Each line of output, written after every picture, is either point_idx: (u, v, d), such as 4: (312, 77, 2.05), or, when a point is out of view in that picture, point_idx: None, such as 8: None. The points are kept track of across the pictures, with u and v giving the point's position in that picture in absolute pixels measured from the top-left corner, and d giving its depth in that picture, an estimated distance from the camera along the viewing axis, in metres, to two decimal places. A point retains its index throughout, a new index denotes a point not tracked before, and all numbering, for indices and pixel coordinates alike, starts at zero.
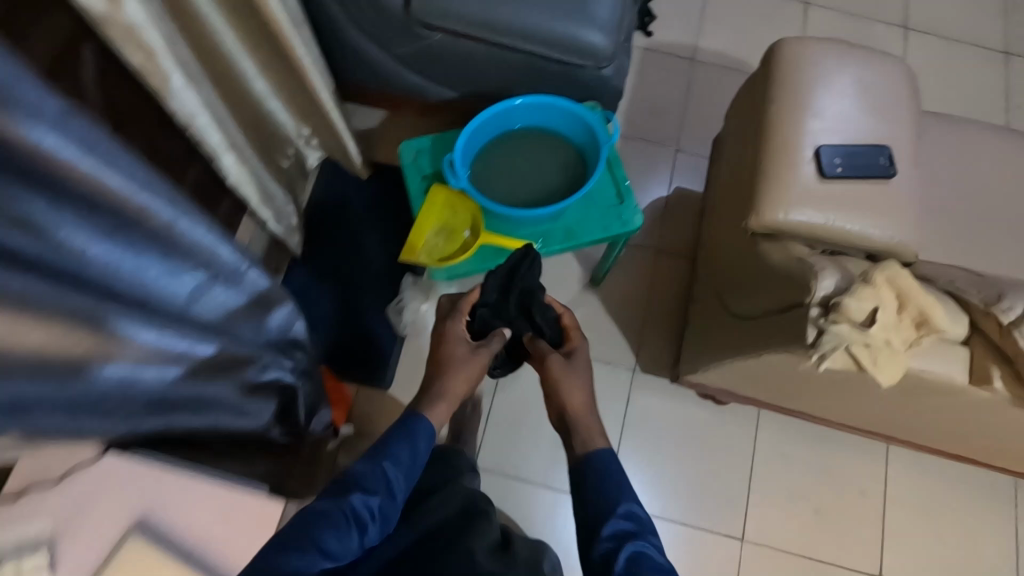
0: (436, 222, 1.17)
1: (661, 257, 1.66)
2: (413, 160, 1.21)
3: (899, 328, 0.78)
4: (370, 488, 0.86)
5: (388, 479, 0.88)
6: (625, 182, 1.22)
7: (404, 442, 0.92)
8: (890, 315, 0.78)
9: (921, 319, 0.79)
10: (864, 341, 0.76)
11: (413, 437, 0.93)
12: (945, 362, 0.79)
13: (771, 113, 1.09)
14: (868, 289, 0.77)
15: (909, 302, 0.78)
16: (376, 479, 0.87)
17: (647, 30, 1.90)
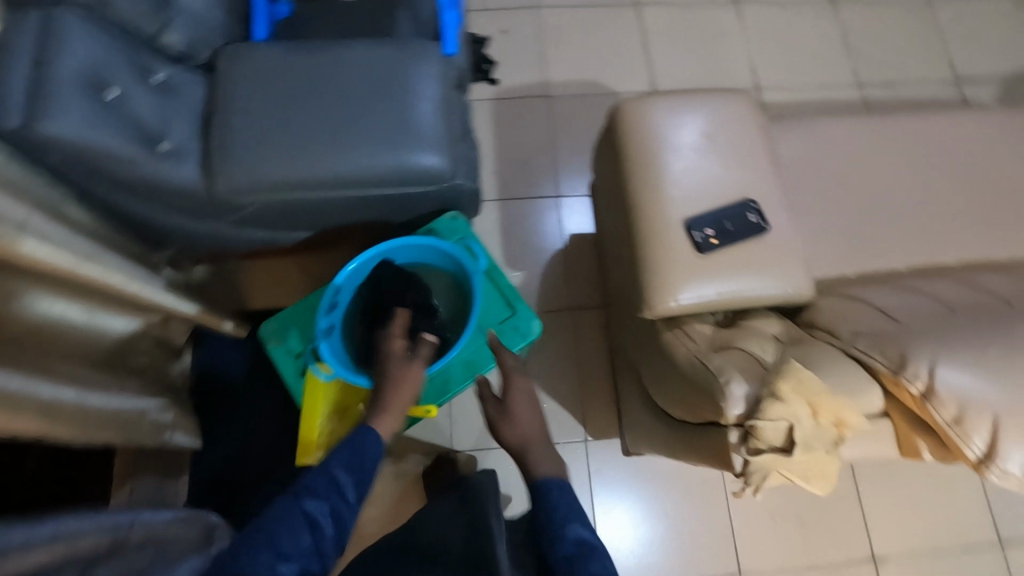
0: (324, 406, 1.05)
1: (575, 314, 1.61)
2: (278, 343, 1.08)
3: (821, 434, 0.75)
4: (320, 496, 0.78)
5: (343, 489, 0.80)
6: (511, 288, 1.13)
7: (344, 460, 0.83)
8: (809, 427, 0.74)
9: (840, 419, 0.76)
10: (787, 466, 0.74)
11: (359, 453, 0.85)
12: (874, 442, 0.84)
13: (632, 189, 1.03)
14: (778, 407, 0.73)
15: (822, 407, 0.74)
16: (327, 491, 0.78)
17: (489, 79, 1.81)
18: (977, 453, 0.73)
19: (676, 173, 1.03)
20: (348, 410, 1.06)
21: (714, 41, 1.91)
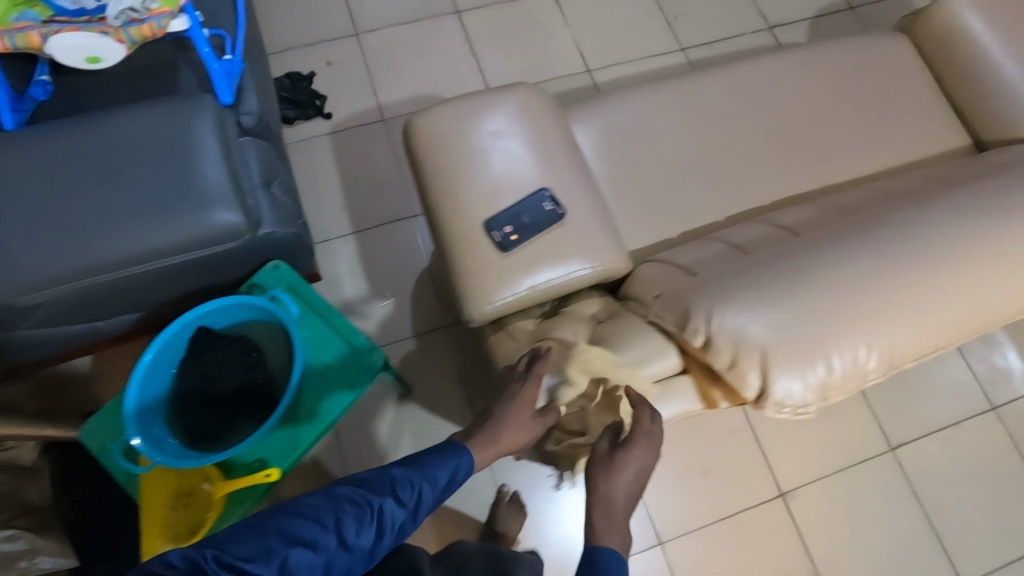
0: (168, 495, 1.00)
1: (452, 328, 1.59)
2: (104, 442, 1.01)
3: (615, 399, 0.86)
4: (403, 500, 0.74)
5: (422, 501, 0.76)
6: (345, 324, 1.10)
7: (447, 467, 0.80)
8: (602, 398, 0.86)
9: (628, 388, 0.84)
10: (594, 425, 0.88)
11: (448, 464, 0.81)
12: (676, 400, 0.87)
13: (434, 200, 1.02)
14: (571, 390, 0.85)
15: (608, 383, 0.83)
16: (410, 486, 0.75)
17: (323, 113, 1.78)
18: (752, 390, 0.75)
19: (478, 173, 1.02)
20: (194, 493, 1.00)
21: (538, 34, 1.95)
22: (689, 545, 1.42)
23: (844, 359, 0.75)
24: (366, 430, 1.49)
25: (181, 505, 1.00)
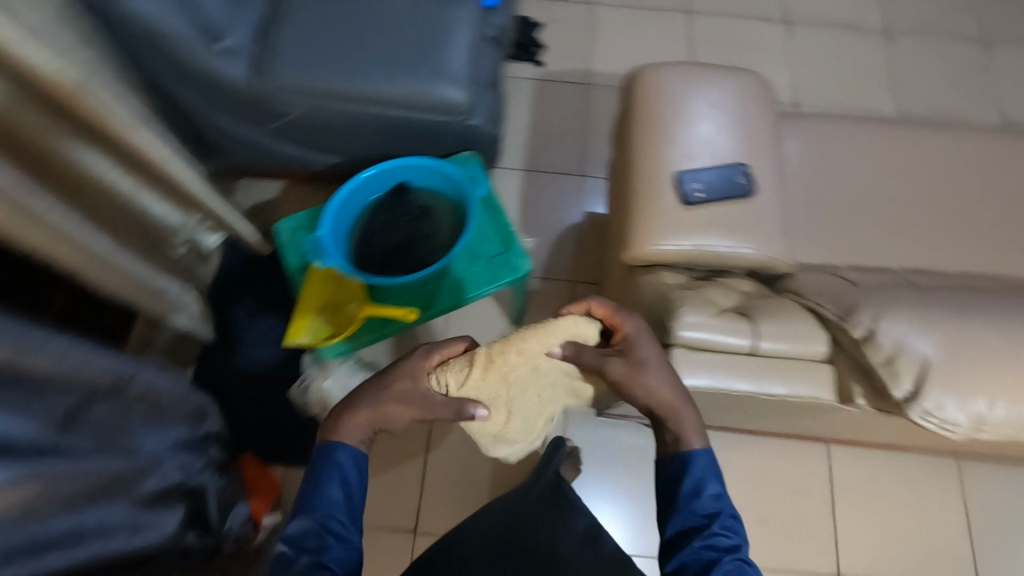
0: (320, 300, 1.13)
1: (576, 287, 1.65)
2: (290, 240, 1.18)
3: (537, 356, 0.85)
4: (333, 533, 0.79)
5: (334, 522, 0.80)
6: (509, 227, 1.21)
7: (333, 475, 0.83)
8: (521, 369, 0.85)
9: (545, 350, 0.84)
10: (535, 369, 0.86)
11: (330, 473, 0.83)
12: (812, 385, 0.79)
13: (634, 143, 1.08)
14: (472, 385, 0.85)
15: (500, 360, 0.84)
16: (321, 528, 0.79)
17: (536, 61, 1.91)
18: (904, 392, 0.72)
19: (680, 133, 1.07)
20: (338, 308, 1.13)
21: (758, 56, 1.96)
22: None
23: (1011, 402, 0.71)
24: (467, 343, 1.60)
25: (325, 313, 1.12)
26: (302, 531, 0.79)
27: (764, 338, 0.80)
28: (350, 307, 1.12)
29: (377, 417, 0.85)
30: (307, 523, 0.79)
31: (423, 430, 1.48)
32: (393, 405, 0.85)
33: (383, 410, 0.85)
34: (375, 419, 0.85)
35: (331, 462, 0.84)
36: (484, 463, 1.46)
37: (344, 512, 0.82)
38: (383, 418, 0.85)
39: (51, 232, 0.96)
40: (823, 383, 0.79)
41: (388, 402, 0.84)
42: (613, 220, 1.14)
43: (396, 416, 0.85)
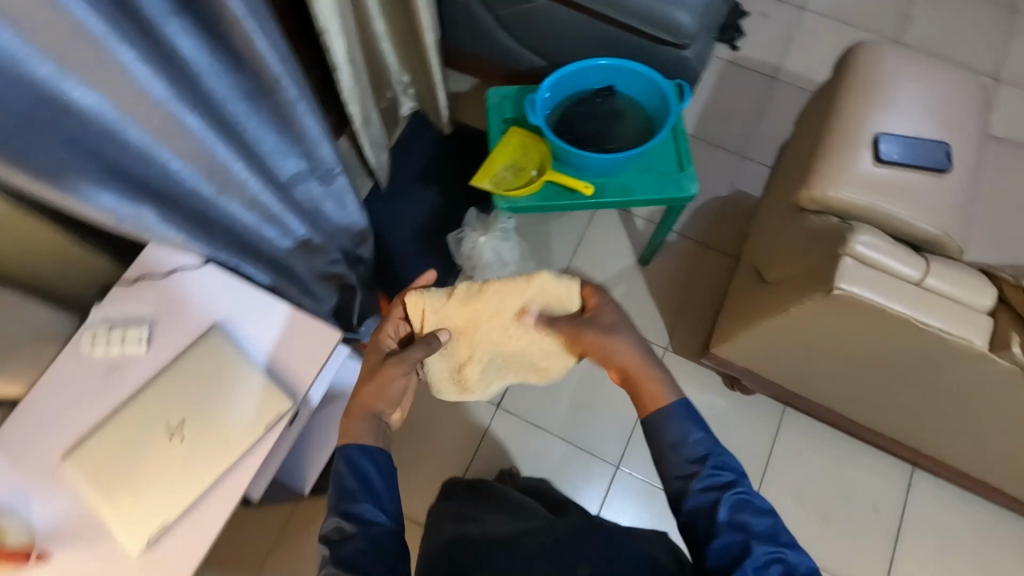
0: (507, 159, 1.29)
1: (706, 254, 1.70)
2: (497, 104, 1.34)
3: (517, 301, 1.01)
4: (372, 521, 0.78)
5: (371, 509, 0.79)
6: (687, 153, 1.29)
7: (352, 475, 0.81)
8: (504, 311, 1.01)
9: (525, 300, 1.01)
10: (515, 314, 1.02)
11: (349, 472, 0.81)
12: (967, 328, 0.84)
13: (839, 102, 1.15)
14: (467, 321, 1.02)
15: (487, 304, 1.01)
16: (359, 519, 0.78)
17: (733, 44, 1.99)
18: None
19: (888, 105, 1.13)
20: (522, 170, 1.28)
21: None
22: None
23: None
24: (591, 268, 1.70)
25: (510, 171, 1.28)
26: (338, 527, 0.78)
27: (932, 274, 0.86)
28: (530, 173, 1.28)
29: (371, 395, 0.88)
30: (339, 521, 0.78)
31: None
32: (386, 381, 0.88)
33: (379, 387, 0.88)
34: (372, 398, 0.87)
35: (347, 457, 0.83)
36: None
37: (364, 489, 0.80)
38: (382, 398, 0.88)
39: (332, 25, 1.16)
40: (978, 329, 0.84)
41: (386, 381, 0.88)
42: (790, 171, 1.21)
43: (401, 385, 0.90)
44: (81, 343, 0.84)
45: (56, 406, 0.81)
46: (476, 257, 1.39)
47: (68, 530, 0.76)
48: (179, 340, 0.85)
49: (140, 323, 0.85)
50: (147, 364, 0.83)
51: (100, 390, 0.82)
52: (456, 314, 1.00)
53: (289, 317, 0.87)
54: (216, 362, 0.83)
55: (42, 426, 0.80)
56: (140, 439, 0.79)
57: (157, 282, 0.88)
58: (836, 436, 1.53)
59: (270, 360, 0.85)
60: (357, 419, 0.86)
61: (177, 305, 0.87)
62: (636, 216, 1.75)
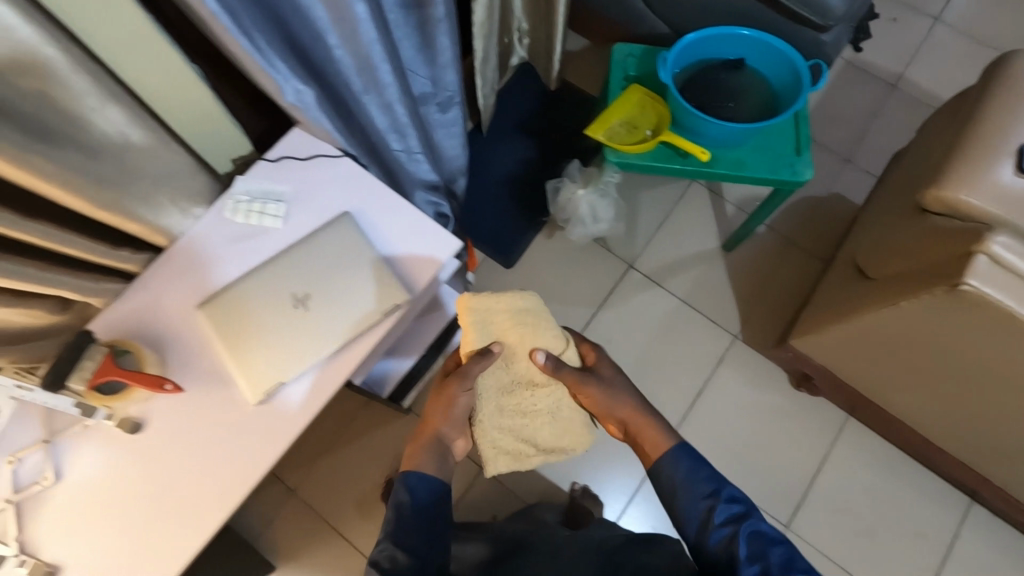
0: (623, 115, 1.29)
1: (792, 250, 1.63)
2: (621, 61, 1.34)
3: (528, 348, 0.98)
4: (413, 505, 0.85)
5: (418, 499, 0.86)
6: (807, 138, 1.27)
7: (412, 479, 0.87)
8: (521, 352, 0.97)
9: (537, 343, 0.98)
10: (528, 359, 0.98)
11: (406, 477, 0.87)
12: None
13: (987, 106, 1.10)
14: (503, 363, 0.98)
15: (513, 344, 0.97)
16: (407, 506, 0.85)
17: (857, 45, 1.91)
18: None
19: None
20: (636, 128, 1.28)
21: None
22: (803, 555, 1.42)
23: None
24: (672, 245, 1.68)
25: (624, 126, 1.28)
26: (391, 556, 0.81)
27: None
28: (645, 132, 1.27)
29: (427, 427, 0.93)
30: (391, 548, 0.82)
31: (606, 288, 1.63)
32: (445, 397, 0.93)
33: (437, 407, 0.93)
34: (429, 421, 0.93)
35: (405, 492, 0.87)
36: (640, 341, 1.59)
37: (411, 530, 0.84)
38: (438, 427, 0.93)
39: None
40: None
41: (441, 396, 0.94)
42: (919, 171, 1.18)
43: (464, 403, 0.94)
44: (223, 209, 0.90)
45: (197, 260, 0.87)
46: (573, 207, 1.41)
47: (198, 370, 0.82)
48: (312, 221, 0.89)
49: (277, 199, 0.90)
50: (281, 237, 0.89)
51: (238, 253, 0.88)
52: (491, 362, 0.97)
53: (416, 218, 0.91)
54: (341, 246, 0.87)
55: (184, 276, 0.86)
56: (270, 302, 0.84)
57: (295, 165, 0.92)
58: (896, 455, 1.48)
59: (393, 254, 0.89)
60: (417, 446, 0.91)
61: (311, 188, 0.91)
62: (727, 202, 1.72)
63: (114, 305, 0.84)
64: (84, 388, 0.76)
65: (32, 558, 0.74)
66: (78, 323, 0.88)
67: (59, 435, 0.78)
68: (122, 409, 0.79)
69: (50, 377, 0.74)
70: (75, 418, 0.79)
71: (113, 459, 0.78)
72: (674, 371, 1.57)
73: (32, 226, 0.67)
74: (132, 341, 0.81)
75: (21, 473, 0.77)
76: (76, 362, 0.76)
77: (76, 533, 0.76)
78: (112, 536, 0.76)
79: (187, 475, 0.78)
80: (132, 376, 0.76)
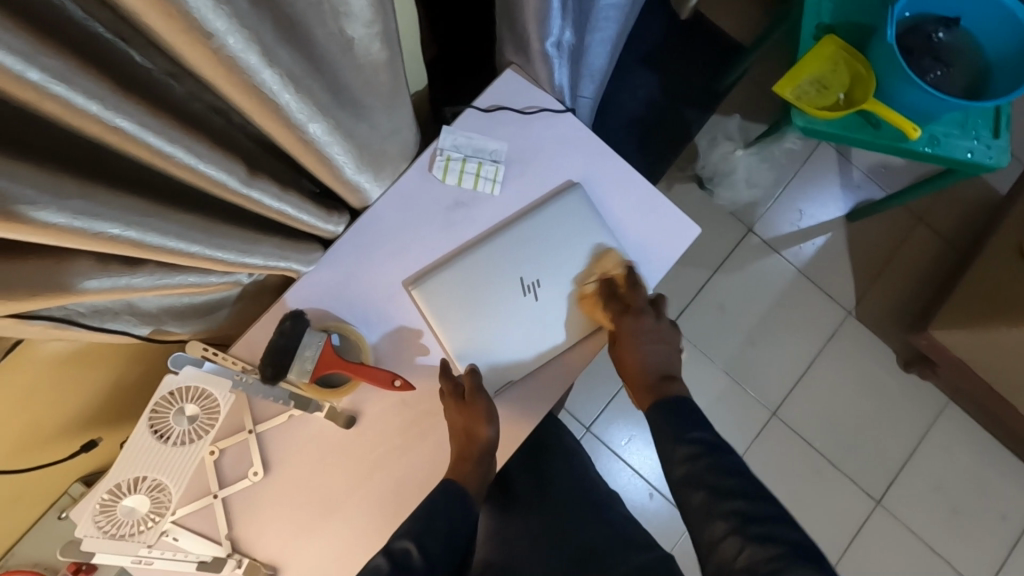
0: (815, 71, 1.13)
1: (919, 227, 1.55)
2: (815, 3, 1.16)
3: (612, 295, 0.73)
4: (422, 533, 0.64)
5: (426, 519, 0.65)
6: (1008, 119, 1.12)
7: (430, 504, 0.65)
8: (609, 295, 0.73)
9: (610, 282, 0.74)
10: (623, 303, 0.72)
11: (429, 511, 0.65)
12: None
13: None
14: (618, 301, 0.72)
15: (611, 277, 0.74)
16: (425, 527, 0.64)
17: None
18: None
19: None
20: (828, 88, 1.12)
21: None
22: (893, 530, 1.46)
23: None
24: (794, 209, 1.56)
25: (815, 86, 1.13)
26: (406, 551, 0.62)
27: None
28: (837, 95, 1.12)
29: (477, 441, 0.68)
30: (410, 542, 0.63)
31: (722, 251, 1.54)
32: (485, 416, 0.68)
33: (475, 430, 0.67)
34: (477, 437, 0.68)
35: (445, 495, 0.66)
36: (751, 311, 1.52)
37: (446, 532, 0.65)
38: (480, 453, 0.68)
39: None
40: None
41: (476, 416, 0.67)
42: None
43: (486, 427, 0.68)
44: (429, 165, 0.76)
45: (397, 227, 0.74)
46: (729, 166, 1.48)
47: (413, 356, 0.73)
48: (534, 188, 0.76)
49: (493, 158, 0.76)
50: (499, 207, 0.76)
51: (452, 224, 0.75)
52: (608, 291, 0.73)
53: (647, 193, 0.78)
54: (572, 225, 0.75)
55: (387, 246, 0.74)
56: (496, 290, 0.73)
57: (512, 122, 0.77)
58: (987, 439, 1.50)
59: (622, 234, 0.77)
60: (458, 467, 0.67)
61: (533, 150, 0.77)
62: (857, 166, 1.57)
63: (314, 275, 0.72)
64: (306, 380, 0.66)
65: (249, 560, 0.66)
66: (262, 290, 0.76)
67: (264, 426, 0.68)
68: (336, 400, 0.70)
69: (270, 369, 0.64)
70: (281, 407, 0.69)
71: (316, 447, 0.69)
72: (786, 344, 1.52)
73: (288, 200, 0.54)
74: (347, 324, 0.71)
75: (224, 466, 0.68)
76: (296, 350, 0.66)
77: (290, 534, 0.68)
78: (330, 540, 0.68)
79: (408, 475, 0.70)
80: (361, 371, 0.67)
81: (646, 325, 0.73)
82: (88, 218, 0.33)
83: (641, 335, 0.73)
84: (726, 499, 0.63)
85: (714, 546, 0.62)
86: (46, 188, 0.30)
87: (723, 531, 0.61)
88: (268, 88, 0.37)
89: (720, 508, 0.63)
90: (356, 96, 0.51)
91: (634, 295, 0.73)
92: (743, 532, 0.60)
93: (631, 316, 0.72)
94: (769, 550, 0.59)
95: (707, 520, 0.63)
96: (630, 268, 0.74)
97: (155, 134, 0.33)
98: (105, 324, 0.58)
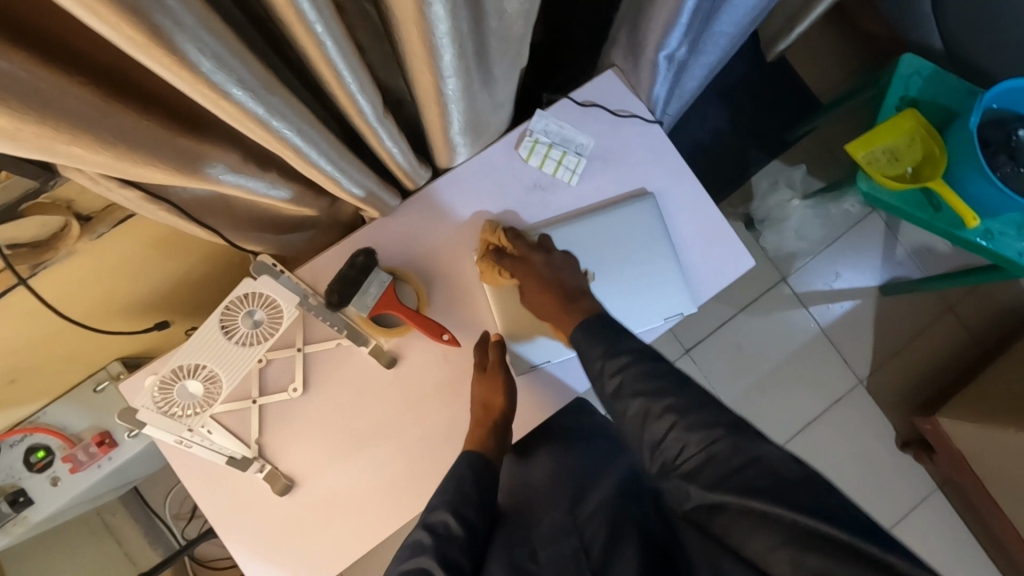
0: (892, 140, 1.15)
1: (946, 316, 1.57)
2: (907, 76, 1.17)
3: (496, 262, 0.73)
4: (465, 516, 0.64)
5: (466, 495, 0.65)
6: None
7: (456, 471, 0.67)
8: (493, 266, 0.74)
9: (491, 246, 0.75)
10: (509, 256, 0.73)
11: (459, 481, 0.66)
12: None
13: None
14: (507, 258, 0.73)
15: (489, 242, 0.75)
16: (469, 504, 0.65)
17: None
18: None
19: None
20: (899, 160, 1.15)
21: None
22: None
23: None
24: (832, 269, 1.57)
25: (887, 154, 1.15)
26: (444, 523, 0.63)
27: None
28: (906, 168, 1.15)
29: (494, 413, 0.70)
30: (448, 513, 0.63)
31: (751, 293, 1.56)
32: (501, 389, 0.70)
33: (491, 399, 0.70)
34: (494, 408, 0.70)
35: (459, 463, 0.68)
36: (766, 358, 1.55)
37: (477, 499, 0.66)
38: (499, 420, 0.70)
39: None
40: None
41: (493, 388, 0.70)
42: None
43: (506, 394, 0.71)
44: (517, 143, 0.79)
45: (473, 193, 0.78)
46: (784, 214, 1.49)
47: (462, 317, 0.76)
48: (609, 188, 0.80)
49: (577, 151, 0.79)
50: (573, 197, 0.79)
51: (526, 203, 0.78)
52: (491, 254, 0.74)
53: (713, 220, 0.80)
54: (636, 228, 0.78)
55: (460, 208, 0.77)
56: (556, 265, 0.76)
57: (604, 121, 0.80)
58: (964, 534, 1.52)
59: (683, 250, 0.80)
60: (486, 430, 0.70)
61: (617, 151, 0.80)
62: (901, 243, 1.59)
63: (388, 222, 0.76)
64: (364, 314, 0.71)
65: (271, 467, 0.70)
66: (331, 225, 0.80)
67: (312, 347, 0.72)
68: (383, 339, 0.74)
69: (336, 296, 0.69)
70: (332, 333, 0.73)
71: (354, 379, 0.73)
72: (789, 397, 1.54)
73: (400, 144, 0.58)
74: (409, 273, 0.75)
75: (268, 375, 0.72)
76: (361, 285, 0.70)
77: (309, 455, 0.72)
78: (345, 469, 0.72)
79: (429, 426, 0.74)
80: (415, 317, 0.71)
81: (537, 266, 0.72)
82: (272, 113, 0.38)
83: (540, 274, 0.72)
84: (658, 399, 0.62)
85: (654, 447, 0.61)
86: (251, 78, 0.34)
87: (660, 429, 0.61)
88: (437, 39, 0.42)
89: (654, 409, 0.62)
90: (487, 66, 0.55)
91: (520, 245, 0.74)
92: (678, 427, 0.60)
93: (526, 264, 0.72)
94: (699, 441, 0.58)
95: (645, 423, 0.62)
96: (512, 227, 0.76)
97: (342, 58, 0.38)
98: (202, 219, 0.62)
